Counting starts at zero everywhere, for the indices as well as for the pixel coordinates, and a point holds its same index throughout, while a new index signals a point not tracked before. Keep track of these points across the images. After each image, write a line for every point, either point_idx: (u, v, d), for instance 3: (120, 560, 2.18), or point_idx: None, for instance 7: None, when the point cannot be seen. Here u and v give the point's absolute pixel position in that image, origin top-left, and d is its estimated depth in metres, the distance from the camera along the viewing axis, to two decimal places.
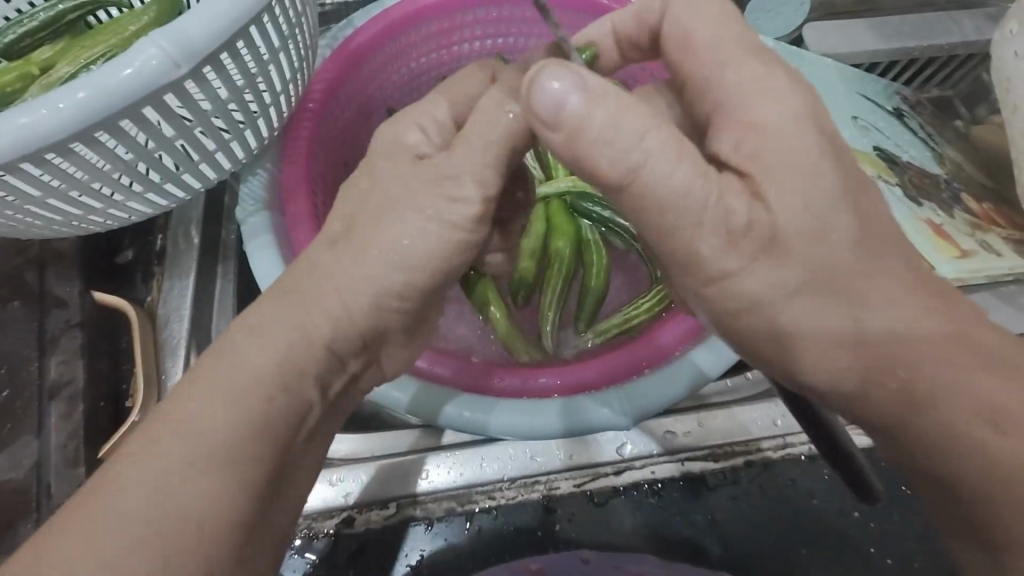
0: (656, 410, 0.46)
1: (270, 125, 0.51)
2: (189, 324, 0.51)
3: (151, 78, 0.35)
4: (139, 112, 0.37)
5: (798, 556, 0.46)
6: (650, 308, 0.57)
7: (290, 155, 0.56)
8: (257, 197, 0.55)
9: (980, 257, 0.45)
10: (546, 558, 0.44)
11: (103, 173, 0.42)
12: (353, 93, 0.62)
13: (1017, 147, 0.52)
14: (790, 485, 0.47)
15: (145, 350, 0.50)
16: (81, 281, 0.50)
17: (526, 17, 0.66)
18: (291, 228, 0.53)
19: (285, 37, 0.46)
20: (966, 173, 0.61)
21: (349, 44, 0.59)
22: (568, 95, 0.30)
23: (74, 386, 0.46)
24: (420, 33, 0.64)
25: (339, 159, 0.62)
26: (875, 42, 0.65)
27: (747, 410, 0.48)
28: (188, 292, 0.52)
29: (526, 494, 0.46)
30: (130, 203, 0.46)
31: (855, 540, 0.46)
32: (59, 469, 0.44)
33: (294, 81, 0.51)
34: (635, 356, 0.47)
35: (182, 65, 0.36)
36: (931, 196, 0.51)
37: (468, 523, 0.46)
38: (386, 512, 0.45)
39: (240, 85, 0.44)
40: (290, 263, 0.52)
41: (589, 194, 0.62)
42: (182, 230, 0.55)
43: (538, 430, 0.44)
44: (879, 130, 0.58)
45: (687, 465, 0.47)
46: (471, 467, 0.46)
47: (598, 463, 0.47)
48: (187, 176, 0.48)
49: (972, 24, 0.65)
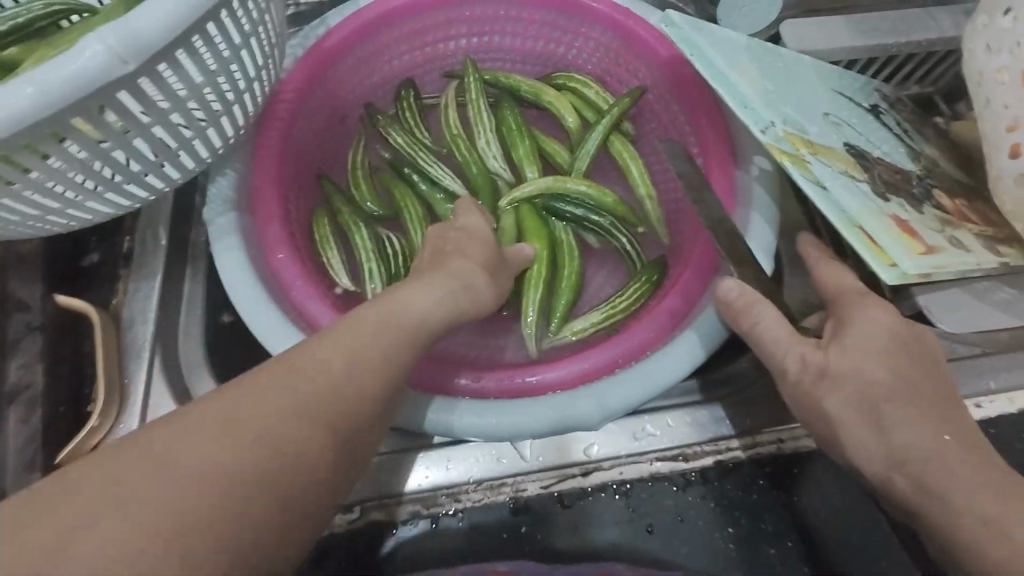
0: (627, 408, 0.45)
1: (236, 124, 0.51)
2: (154, 329, 0.51)
3: (99, 75, 0.34)
4: (89, 109, 0.37)
5: (769, 557, 0.45)
6: (629, 306, 0.57)
7: (261, 156, 0.56)
8: (225, 197, 0.54)
9: (947, 253, 0.44)
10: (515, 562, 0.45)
11: (58, 173, 0.41)
12: (325, 95, 0.62)
13: (989, 141, 0.51)
14: (760, 485, 0.46)
15: (108, 355, 0.48)
16: (45, 286, 0.50)
17: (504, 15, 0.66)
18: (261, 229, 0.54)
19: (247, 34, 0.45)
20: (944, 169, 0.60)
21: (321, 45, 0.59)
22: None
23: (32, 391, 0.46)
24: (393, 34, 0.64)
25: (311, 166, 0.62)
26: (851, 39, 0.65)
27: (717, 411, 0.48)
28: (154, 296, 0.52)
29: (493, 496, 0.46)
30: (89, 203, 0.45)
31: (825, 540, 0.45)
32: (14, 476, 0.43)
33: (259, 79, 0.50)
34: (617, 353, 0.47)
35: (130, 61, 0.35)
36: (902, 193, 0.50)
37: (434, 526, 0.45)
38: (351, 515, 0.45)
39: (200, 84, 0.43)
40: (257, 264, 0.52)
41: (562, 194, 0.62)
42: (150, 232, 0.54)
43: (506, 429, 0.44)
44: (852, 126, 0.57)
45: (656, 465, 0.46)
46: (437, 469, 0.46)
47: (566, 464, 0.46)
48: (150, 177, 0.47)
49: (950, 20, 0.65)
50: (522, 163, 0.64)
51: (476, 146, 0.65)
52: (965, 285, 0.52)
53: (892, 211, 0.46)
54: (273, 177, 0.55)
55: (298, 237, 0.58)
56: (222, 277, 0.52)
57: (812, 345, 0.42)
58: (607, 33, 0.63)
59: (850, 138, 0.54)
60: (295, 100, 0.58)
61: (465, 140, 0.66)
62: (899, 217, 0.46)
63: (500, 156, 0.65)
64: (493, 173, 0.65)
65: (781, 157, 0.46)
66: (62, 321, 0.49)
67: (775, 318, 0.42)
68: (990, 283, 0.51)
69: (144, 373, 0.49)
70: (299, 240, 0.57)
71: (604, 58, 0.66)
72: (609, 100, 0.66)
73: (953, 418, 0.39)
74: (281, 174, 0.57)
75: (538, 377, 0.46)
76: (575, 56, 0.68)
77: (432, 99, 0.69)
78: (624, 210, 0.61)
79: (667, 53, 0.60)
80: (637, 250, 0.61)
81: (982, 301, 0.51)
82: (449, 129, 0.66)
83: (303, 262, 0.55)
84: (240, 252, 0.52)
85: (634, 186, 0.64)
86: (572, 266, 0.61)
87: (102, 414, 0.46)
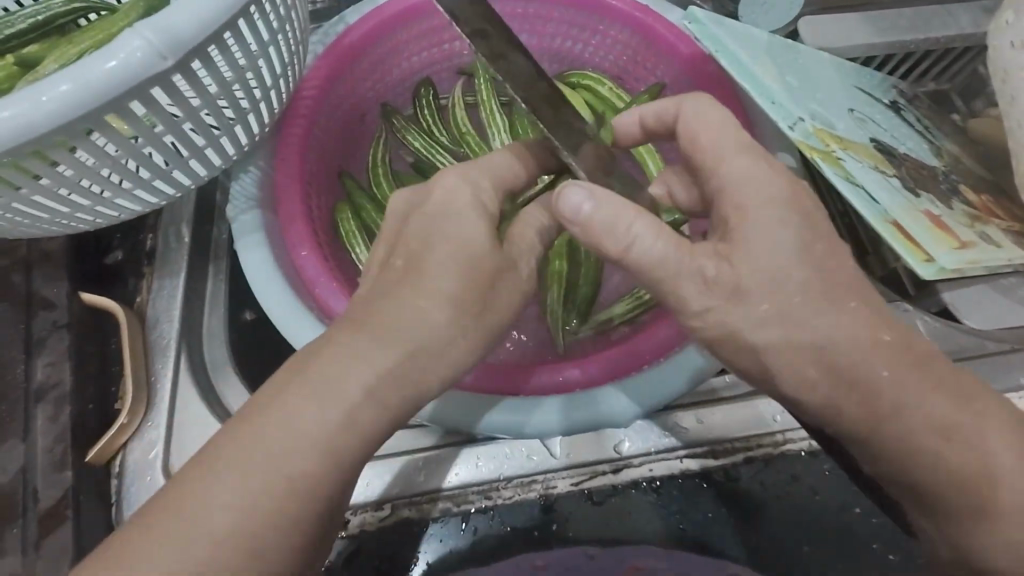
0: (656, 407, 0.45)
1: (261, 121, 0.51)
2: (180, 326, 0.50)
3: (137, 71, 0.34)
4: (126, 105, 0.37)
5: (799, 554, 0.45)
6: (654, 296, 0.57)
7: (283, 153, 0.55)
8: (249, 195, 0.54)
9: (980, 248, 0.44)
10: (552, 556, 0.44)
11: (89, 170, 0.41)
12: (345, 94, 0.62)
13: (1015, 138, 0.51)
14: (790, 481, 0.46)
15: (134, 353, 0.48)
16: (69, 283, 0.49)
17: (523, 13, 0.65)
18: (285, 228, 0.53)
19: (275, 30, 0.45)
20: (965, 165, 0.60)
21: (340, 43, 0.59)
22: (584, 205, 0.35)
23: (61, 389, 0.45)
24: (412, 32, 0.63)
25: (332, 165, 0.62)
26: (869, 36, 0.64)
27: (747, 407, 0.47)
28: (178, 293, 0.52)
29: (523, 493, 0.45)
30: (119, 200, 0.45)
31: (857, 536, 0.45)
32: (46, 474, 0.43)
33: (284, 76, 0.50)
34: (647, 350, 0.47)
35: (167, 57, 0.35)
36: (929, 188, 0.50)
37: (465, 523, 0.45)
38: (381, 513, 0.45)
39: (229, 80, 0.43)
40: (283, 264, 0.52)
41: None
42: (173, 229, 0.54)
43: (538, 427, 0.44)
44: (875, 122, 0.57)
45: (686, 462, 0.46)
46: (466, 467, 0.46)
47: (596, 461, 0.46)
48: (177, 173, 0.47)
49: (969, 16, 0.64)
50: None
51: (489, 144, 0.65)
52: (992, 281, 0.52)
53: (923, 206, 0.46)
54: (297, 175, 0.55)
55: (322, 236, 0.57)
56: (249, 277, 0.52)
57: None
58: (626, 30, 0.63)
59: (875, 134, 0.54)
60: (316, 97, 0.58)
61: (476, 137, 0.65)
62: (931, 212, 0.46)
63: None
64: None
65: (811, 154, 0.46)
66: (88, 319, 0.49)
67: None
68: (1017, 278, 0.51)
69: (172, 370, 0.48)
70: (322, 238, 0.57)
71: (623, 55, 0.66)
72: (628, 98, 0.66)
73: None
74: (304, 171, 0.56)
75: (567, 375, 0.46)
76: (592, 53, 0.68)
77: (447, 96, 0.68)
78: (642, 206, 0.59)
79: (687, 49, 0.60)
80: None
81: (1009, 297, 0.51)
82: (460, 127, 0.66)
83: (327, 259, 0.54)
84: (266, 254, 0.52)
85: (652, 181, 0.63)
86: (592, 264, 0.59)
87: (131, 411, 0.46)
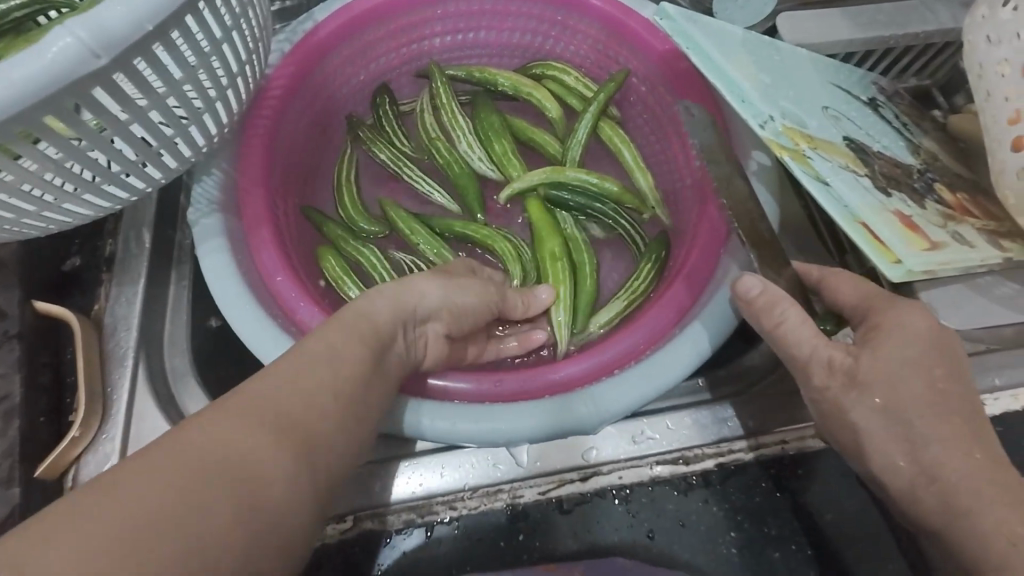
0: (624, 412, 0.44)
1: (219, 121, 0.49)
2: (138, 334, 0.49)
3: (68, 69, 0.32)
4: (62, 106, 0.35)
5: (771, 561, 0.44)
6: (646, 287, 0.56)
7: (246, 155, 0.54)
8: (210, 198, 0.53)
9: (951, 248, 0.43)
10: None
11: (32, 175, 0.39)
12: (313, 92, 0.60)
13: (990, 134, 0.50)
14: (762, 487, 0.45)
15: (89, 362, 0.47)
16: (22, 291, 0.48)
17: (498, 10, 0.64)
18: (247, 232, 0.52)
19: (228, 27, 0.43)
20: (943, 162, 0.59)
21: (307, 41, 0.57)
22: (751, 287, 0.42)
23: (10, 402, 0.44)
24: (381, 30, 0.62)
25: (299, 166, 0.61)
26: (849, 32, 0.63)
27: (713, 411, 0.47)
28: (137, 300, 0.50)
29: (490, 503, 0.44)
30: (67, 205, 0.44)
31: (832, 544, 0.44)
32: None
33: (242, 74, 0.48)
34: (631, 342, 0.46)
35: (101, 55, 0.33)
36: (903, 186, 0.49)
37: (429, 535, 0.44)
38: (343, 526, 0.44)
39: (179, 79, 0.42)
40: (244, 268, 0.50)
41: (560, 181, 0.61)
42: (133, 233, 0.53)
43: (504, 434, 0.43)
44: (850, 119, 0.56)
45: (656, 469, 0.45)
46: (432, 476, 0.45)
47: (564, 469, 0.45)
48: (130, 177, 0.45)
49: (948, 11, 0.63)
50: (505, 157, 0.63)
51: (457, 148, 0.64)
52: (969, 280, 0.51)
53: (894, 206, 0.45)
54: (261, 177, 0.54)
55: (286, 240, 0.56)
56: (209, 282, 0.50)
57: (841, 348, 0.41)
58: (600, 27, 0.62)
59: (850, 131, 0.53)
60: (282, 96, 0.56)
61: (445, 143, 0.65)
62: (902, 212, 0.45)
63: (484, 151, 0.64)
64: (478, 172, 0.64)
65: (781, 152, 0.45)
66: (40, 328, 0.48)
67: (799, 319, 0.41)
68: (994, 277, 0.50)
69: (128, 380, 0.47)
70: (286, 241, 0.56)
71: (600, 53, 0.64)
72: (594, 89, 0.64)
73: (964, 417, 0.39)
74: (268, 173, 0.55)
75: (546, 375, 0.46)
76: (569, 51, 0.66)
77: (412, 103, 0.67)
78: (623, 195, 0.60)
79: (661, 47, 0.59)
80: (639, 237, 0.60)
81: (987, 297, 0.50)
82: (427, 134, 0.65)
83: (291, 263, 0.53)
84: (226, 260, 0.50)
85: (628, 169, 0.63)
86: (586, 256, 0.59)
87: (83, 422, 0.44)
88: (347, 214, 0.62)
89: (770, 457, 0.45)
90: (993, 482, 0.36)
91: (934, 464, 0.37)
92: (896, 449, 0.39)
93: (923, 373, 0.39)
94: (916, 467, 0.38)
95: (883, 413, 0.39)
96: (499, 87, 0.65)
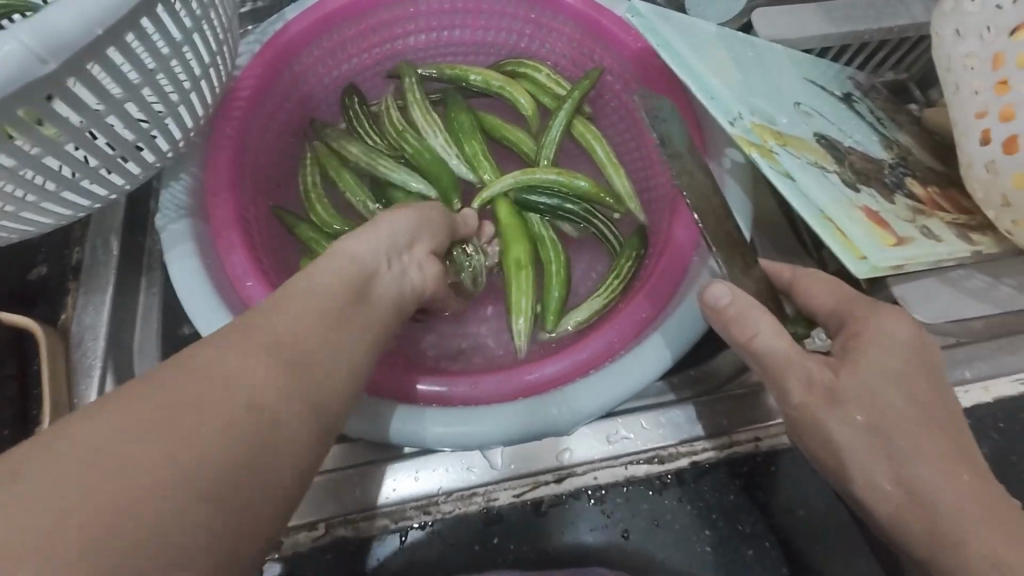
0: (595, 413, 0.44)
1: (184, 125, 0.48)
2: (105, 342, 0.48)
3: (13, 76, 0.32)
4: (11, 112, 0.34)
5: (746, 558, 0.44)
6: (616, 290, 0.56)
7: (213, 159, 0.53)
8: (178, 204, 0.52)
9: (919, 243, 0.44)
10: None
11: None
12: (284, 95, 0.60)
13: (959, 128, 0.50)
14: (736, 485, 0.45)
15: (55, 371, 0.46)
16: None
17: (471, 9, 0.64)
18: (216, 238, 0.51)
19: (189, 30, 0.43)
20: (917, 156, 0.60)
21: (276, 43, 0.57)
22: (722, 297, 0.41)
23: None
24: (353, 30, 0.62)
25: (271, 169, 0.60)
26: (823, 27, 0.63)
27: (689, 410, 0.46)
28: (105, 308, 0.49)
29: (464, 507, 0.44)
30: (26, 213, 0.43)
31: (805, 538, 0.44)
32: None
33: (207, 77, 0.48)
34: (608, 341, 0.46)
35: (48, 60, 0.32)
36: (873, 182, 0.49)
37: (404, 539, 0.44)
38: (315, 533, 0.43)
39: (137, 84, 0.41)
40: (214, 275, 0.50)
41: (533, 184, 0.60)
42: (101, 240, 0.52)
43: (476, 438, 0.43)
44: (823, 114, 0.56)
45: (630, 469, 0.45)
46: (405, 482, 0.44)
47: (539, 471, 0.45)
48: (91, 184, 0.44)
49: (921, 6, 0.64)
50: (477, 154, 0.63)
51: (427, 139, 0.63)
52: (942, 274, 0.51)
53: (863, 202, 0.45)
54: (229, 181, 0.53)
55: (257, 245, 0.55)
56: (178, 291, 0.50)
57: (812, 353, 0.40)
58: (575, 25, 0.61)
59: (822, 127, 0.54)
60: (250, 98, 0.56)
61: (414, 134, 0.64)
62: (871, 208, 0.45)
63: (455, 149, 0.63)
64: (454, 172, 0.63)
65: (749, 149, 0.45)
66: (6, 338, 0.47)
67: (769, 323, 0.40)
68: (966, 271, 0.51)
69: (96, 390, 0.46)
70: (257, 245, 0.55)
71: (576, 51, 0.64)
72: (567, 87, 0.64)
73: (936, 415, 0.39)
74: (237, 177, 0.54)
75: (525, 375, 0.45)
76: (544, 49, 0.66)
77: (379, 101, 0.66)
78: (595, 192, 0.60)
79: (635, 44, 0.58)
80: (614, 234, 0.60)
81: (960, 291, 0.50)
82: (396, 128, 0.64)
83: (263, 268, 0.53)
84: (196, 268, 0.50)
85: (601, 165, 0.63)
86: (558, 258, 0.59)
87: None
88: (313, 213, 0.61)
89: (744, 453, 0.46)
90: (960, 482, 0.36)
91: (904, 467, 0.37)
92: (866, 449, 0.39)
93: (893, 373, 0.39)
94: (889, 467, 0.38)
95: (852, 413, 0.39)
96: (472, 83, 0.65)
